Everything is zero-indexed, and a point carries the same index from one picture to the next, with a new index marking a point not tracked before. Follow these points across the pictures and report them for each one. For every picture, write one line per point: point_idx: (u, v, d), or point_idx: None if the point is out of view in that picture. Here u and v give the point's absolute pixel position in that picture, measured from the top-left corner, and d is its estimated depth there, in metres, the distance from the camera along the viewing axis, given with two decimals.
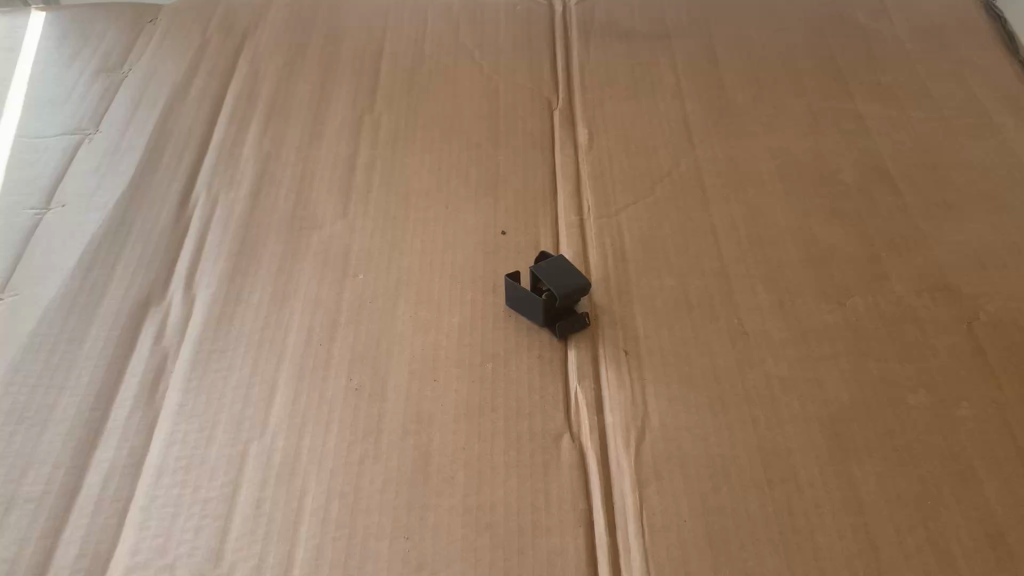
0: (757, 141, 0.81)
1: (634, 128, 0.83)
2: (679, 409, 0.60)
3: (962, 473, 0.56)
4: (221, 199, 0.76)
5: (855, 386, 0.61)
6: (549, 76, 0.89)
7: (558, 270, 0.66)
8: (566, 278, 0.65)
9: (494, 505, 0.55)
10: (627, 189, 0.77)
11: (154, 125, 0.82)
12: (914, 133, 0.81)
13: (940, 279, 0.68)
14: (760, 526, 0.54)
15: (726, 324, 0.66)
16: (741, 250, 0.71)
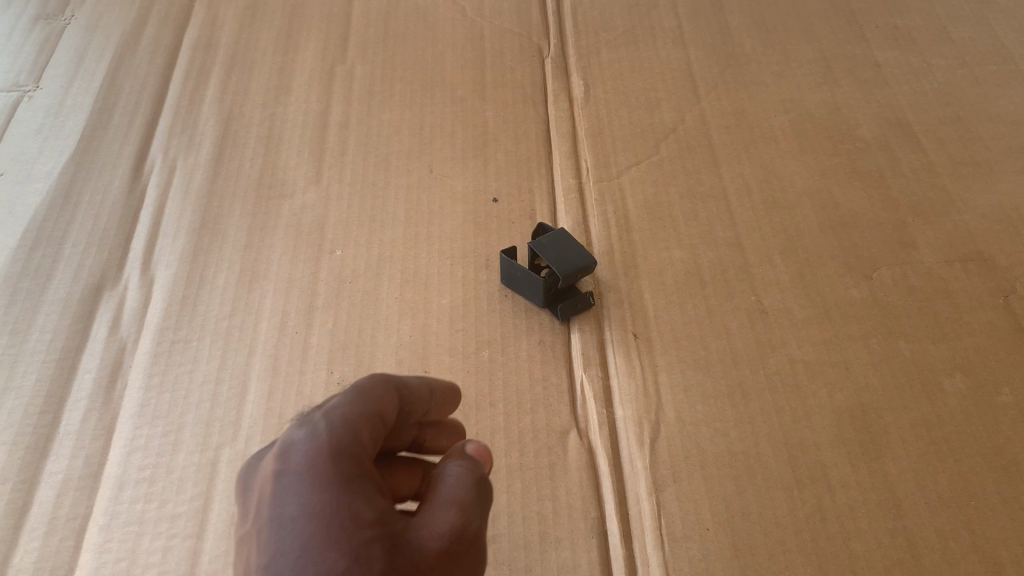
0: (767, 92, 0.75)
1: (634, 78, 0.76)
2: (696, 400, 0.55)
3: (1007, 468, 0.51)
4: (180, 165, 0.68)
5: (886, 370, 0.56)
6: (538, 20, 0.81)
7: (556, 243, 0.59)
8: (566, 252, 0.58)
9: (496, 516, 0.50)
10: (629, 148, 0.70)
11: (101, 81, 0.74)
12: (935, 82, 0.75)
13: (972, 247, 0.63)
14: (790, 533, 0.49)
15: (743, 301, 0.60)
16: (756, 216, 0.65)
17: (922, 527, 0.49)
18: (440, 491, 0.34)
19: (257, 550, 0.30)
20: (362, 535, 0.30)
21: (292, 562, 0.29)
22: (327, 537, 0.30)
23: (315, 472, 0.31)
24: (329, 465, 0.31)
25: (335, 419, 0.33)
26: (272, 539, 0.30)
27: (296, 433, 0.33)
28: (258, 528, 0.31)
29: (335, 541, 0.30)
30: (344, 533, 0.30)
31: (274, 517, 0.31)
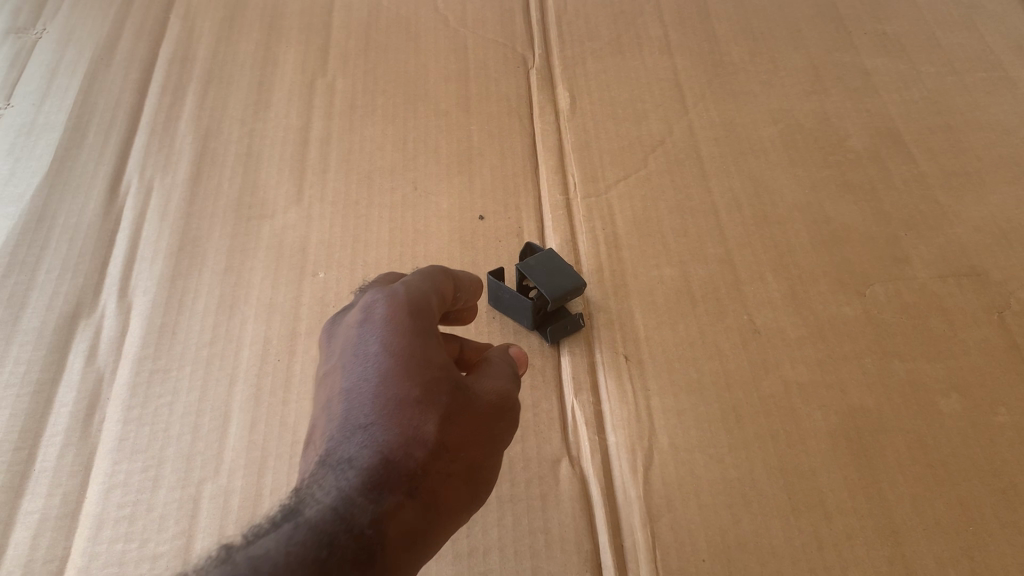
0: (755, 102, 0.74)
1: (621, 88, 0.75)
2: (689, 425, 0.54)
3: (1005, 492, 0.50)
4: (157, 185, 0.66)
5: (881, 391, 0.55)
6: (522, 30, 0.80)
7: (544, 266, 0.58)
8: (554, 275, 0.57)
9: (487, 550, 0.49)
10: (616, 161, 0.69)
11: (74, 98, 0.72)
12: (925, 90, 0.74)
13: (965, 262, 0.62)
14: (787, 563, 0.48)
15: (735, 320, 0.59)
16: (746, 231, 0.64)
17: (920, 554, 0.48)
18: (485, 373, 0.42)
19: (344, 375, 0.38)
20: (429, 379, 0.38)
21: (375, 388, 0.37)
22: (404, 373, 0.38)
23: (399, 319, 0.40)
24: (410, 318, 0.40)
25: (408, 289, 0.42)
26: (358, 371, 0.38)
27: (377, 295, 0.41)
28: (344, 362, 0.40)
29: (411, 379, 0.38)
30: (418, 373, 0.38)
31: (358, 353, 0.39)
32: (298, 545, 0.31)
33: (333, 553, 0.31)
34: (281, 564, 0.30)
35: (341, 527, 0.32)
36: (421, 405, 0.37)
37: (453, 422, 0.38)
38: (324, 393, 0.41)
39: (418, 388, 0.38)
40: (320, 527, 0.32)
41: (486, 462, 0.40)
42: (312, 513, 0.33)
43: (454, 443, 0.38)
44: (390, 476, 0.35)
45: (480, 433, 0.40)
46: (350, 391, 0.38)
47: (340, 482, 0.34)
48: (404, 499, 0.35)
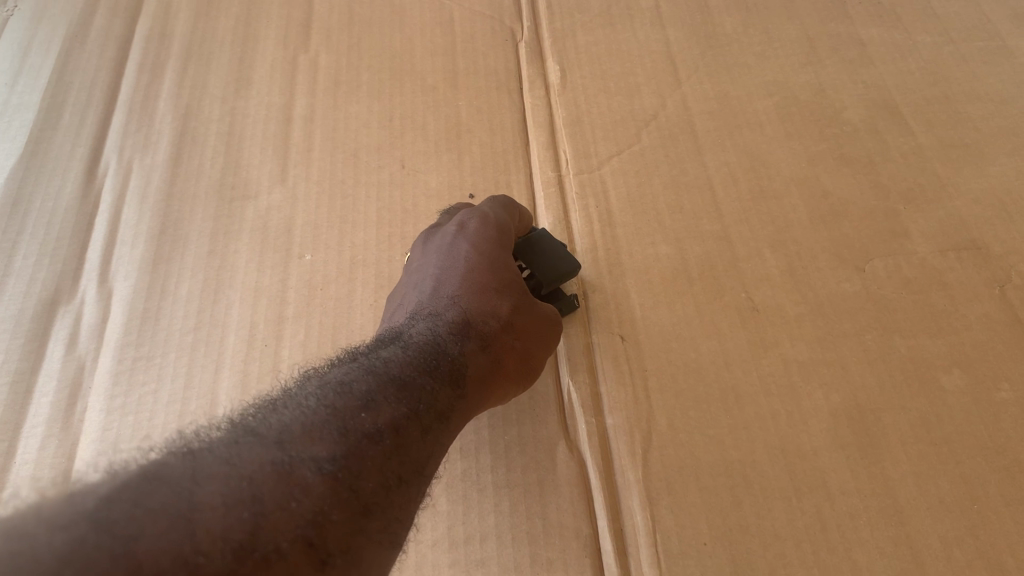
0: (750, 74, 0.72)
1: (612, 62, 0.73)
2: (688, 405, 0.53)
3: (1010, 468, 0.49)
4: (137, 166, 0.64)
5: (882, 368, 0.54)
6: (510, 2, 0.78)
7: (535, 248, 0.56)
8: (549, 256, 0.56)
9: (485, 537, 0.48)
10: (609, 137, 0.67)
11: (48, 77, 0.69)
12: (921, 60, 0.73)
13: (965, 235, 0.61)
14: (790, 545, 0.47)
15: (733, 298, 0.58)
16: (742, 207, 0.63)
17: (924, 533, 0.47)
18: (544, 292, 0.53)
19: (440, 260, 0.51)
20: (505, 276, 0.50)
21: (462, 271, 0.49)
22: (488, 270, 0.50)
23: (488, 228, 0.52)
24: (492, 232, 0.52)
25: (494, 212, 0.54)
26: (448, 261, 0.50)
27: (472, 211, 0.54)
28: (435, 259, 0.51)
29: (493, 273, 0.50)
30: (500, 269, 0.50)
31: (452, 248, 0.52)
32: (412, 353, 0.41)
33: (436, 369, 0.41)
34: (403, 360, 0.40)
35: (442, 354, 0.43)
36: (496, 292, 0.49)
37: (520, 313, 0.49)
38: (410, 282, 0.53)
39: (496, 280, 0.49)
40: (425, 349, 0.42)
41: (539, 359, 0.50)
42: (419, 338, 0.43)
43: (519, 328, 0.48)
44: (474, 332, 0.46)
45: (542, 333, 0.50)
46: (442, 270, 0.50)
47: (437, 326, 0.45)
48: (481, 348, 0.45)
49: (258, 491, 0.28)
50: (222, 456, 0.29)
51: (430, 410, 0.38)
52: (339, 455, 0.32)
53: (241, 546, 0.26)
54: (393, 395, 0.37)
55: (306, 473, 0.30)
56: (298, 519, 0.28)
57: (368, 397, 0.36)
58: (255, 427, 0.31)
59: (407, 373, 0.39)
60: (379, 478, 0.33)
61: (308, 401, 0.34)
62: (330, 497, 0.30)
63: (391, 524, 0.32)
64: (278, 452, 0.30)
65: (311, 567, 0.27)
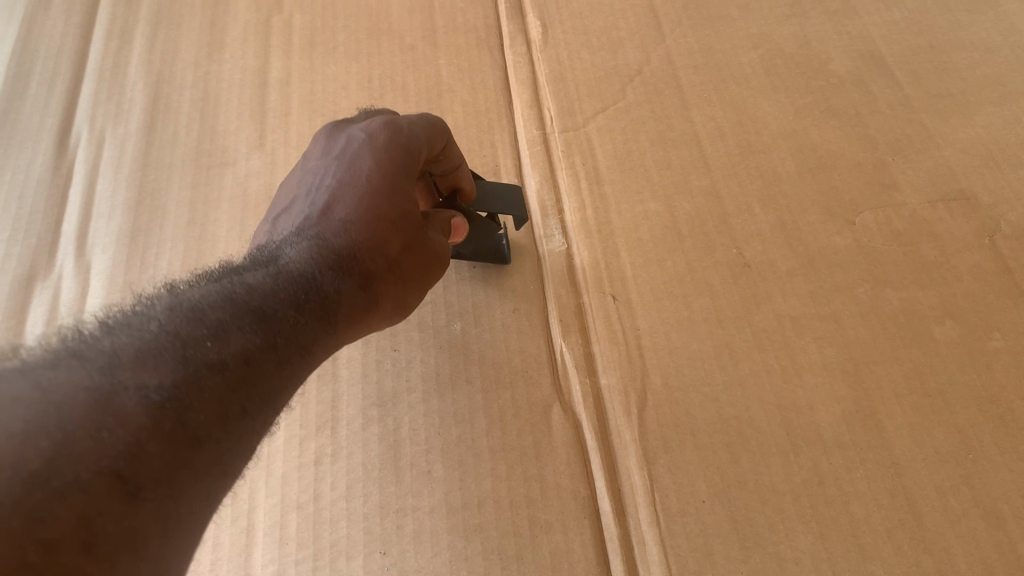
0: (733, 27, 0.71)
1: (593, 17, 0.72)
2: (682, 364, 0.52)
3: (1003, 418, 0.50)
4: (109, 136, 0.62)
5: (875, 321, 0.54)
6: None
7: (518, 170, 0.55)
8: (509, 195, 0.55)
9: (482, 502, 0.47)
10: (594, 93, 0.66)
11: (13, 45, 0.67)
12: (905, 10, 0.72)
13: (954, 185, 0.60)
14: (788, 500, 0.47)
15: (724, 254, 0.57)
16: (731, 162, 0.62)
17: (920, 485, 0.47)
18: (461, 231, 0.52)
19: (338, 175, 0.46)
20: (406, 205, 0.45)
21: (363, 192, 0.44)
22: (388, 195, 0.44)
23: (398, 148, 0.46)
24: (401, 153, 0.46)
25: (410, 129, 0.48)
26: (348, 182, 0.45)
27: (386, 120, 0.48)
28: (337, 173, 0.46)
29: (395, 199, 0.44)
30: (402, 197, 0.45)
31: (355, 163, 0.46)
32: (282, 280, 0.37)
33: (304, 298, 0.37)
34: (275, 287, 0.36)
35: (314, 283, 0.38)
36: (393, 222, 0.44)
37: (414, 249, 0.45)
38: (307, 185, 0.48)
39: (396, 207, 0.44)
40: (295, 277, 0.38)
41: (417, 296, 0.46)
42: (293, 263, 0.39)
43: (406, 268, 0.44)
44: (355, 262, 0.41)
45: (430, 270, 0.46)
46: (339, 186, 0.45)
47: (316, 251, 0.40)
48: (361, 287, 0.41)
49: (67, 416, 0.23)
50: (32, 376, 0.24)
51: (294, 341, 0.34)
52: (172, 384, 0.27)
53: (36, 477, 0.21)
54: (251, 324, 0.33)
55: (129, 401, 0.25)
56: (108, 451, 0.23)
57: (216, 321, 0.31)
58: (77, 349, 0.26)
59: (274, 301, 0.35)
60: (217, 410, 0.28)
61: (154, 321, 0.29)
62: (151, 427, 0.25)
63: (226, 462, 0.28)
64: (100, 377, 0.25)
65: (116, 502, 0.23)
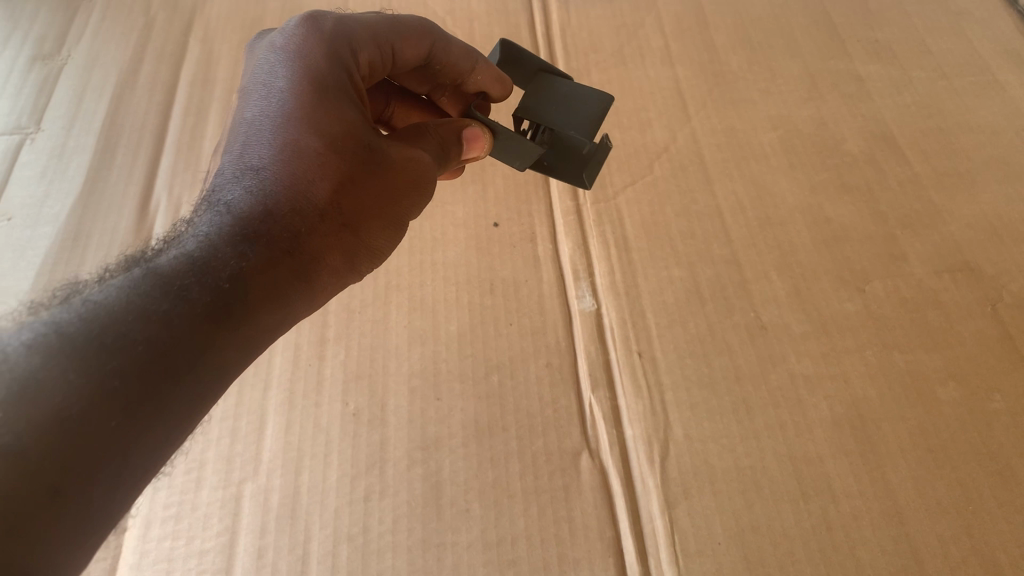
0: (755, 109, 0.77)
1: (625, 98, 0.78)
2: (702, 417, 0.57)
3: (1002, 473, 0.53)
4: (184, 202, 0.69)
5: (883, 381, 0.58)
6: (529, 44, 0.83)
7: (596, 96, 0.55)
8: (579, 122, 0.55)
9: (516, 539, 0.51)
10: (624, 169, 0.72)
11: (103, 122, 0.75)
12: (916, 94, 0.78)
13: (959, 257, 0.65)
14: (798, 544, 0.51)
15: (743, 317, 0.62)
16: (750, 233, 0.67)
17: (923, 532, 0.51)
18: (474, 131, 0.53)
19: (254, 112, 0.45)
20: (331, 141, 0.44)
21: (277, 142, 0.43)
22: (304, 138, 0.43)
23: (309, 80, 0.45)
24: (316, 86, 0.45)
25: (321, 59, 0.47)
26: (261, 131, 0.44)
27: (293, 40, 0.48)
28: (251, 120, 0.45)
29: (318, 130, 0.44)
30: (322, 133, 0.44)
31: (265, 106, 0.45)
32: (162, 271, 0.35)
33: (214, 265, 0.37)
34: (151, 278, 0.34)
35: (230, 246, 0.38)
36: (318, 168, 0.43)
37: (359, 182, 0.45)
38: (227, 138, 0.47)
39: (318, 144, 0.43)
40: (190, 258, 0.37)
41: (370, 234, 0.46)
42: (187, 249, 0.37)
43: (342, 213, 0.44)
44: (283, 211, 0.41)
45: (387, 202, 0.47)
46: (253, 135, 0.44)
47: (232, 209, 0.40)
48: (280, 252, 0.40)
49: None
50: None
51: (171, 327, 0.33)
52: None
53: None
54: (99, 343, 0.31)
55: None
56: None
57: (48, 351, 0.29)
58: None
59: (145, 295, 0.33)
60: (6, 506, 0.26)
61: None
62: None
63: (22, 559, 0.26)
64: None
65: None
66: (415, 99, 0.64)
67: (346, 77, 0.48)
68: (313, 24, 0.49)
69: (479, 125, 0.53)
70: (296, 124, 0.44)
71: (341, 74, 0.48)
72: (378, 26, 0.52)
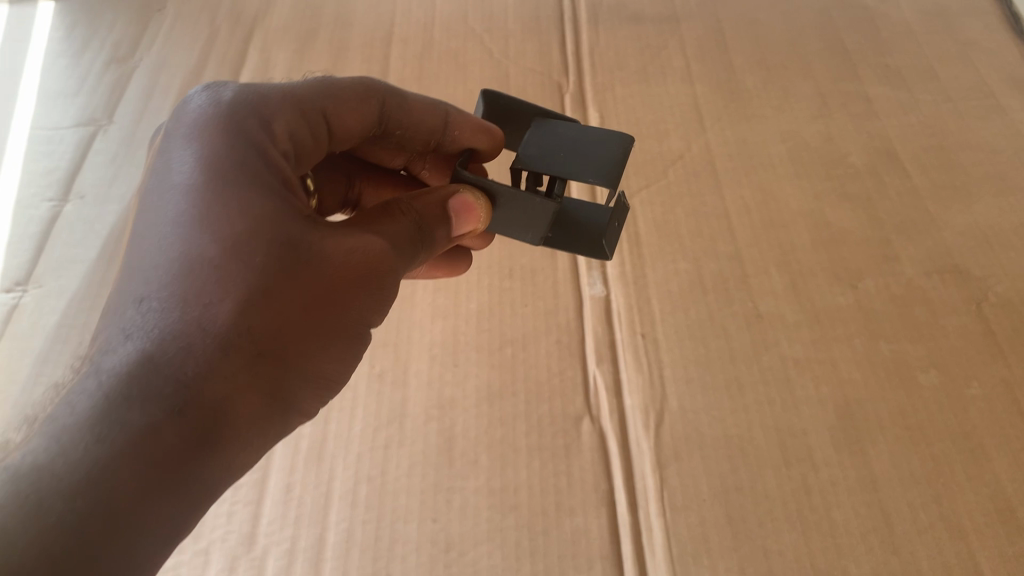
0: (766, 124, 0.82)
1: (645, 111, 0.84)
2: (696, 391, 0.61)
3: (973, 451, 0.58)
4: None
5: (868, 367, 0.62)
6: (559, 59, 0.89)
7: (612, 139, 0.52)
8: (598, 164, 0.50)
9: (518, 487, 0.57)
10: (640, 173, 0.78)
11: (168, 117, 0.83)
12: (921, 115, 0.82)
13: (949, 261, 0.69)
14: (777, 504, 0.55)
15: (741, 307, 0.67)
16: (754, 234, 0.72)
17: (894, 500, 0.56)
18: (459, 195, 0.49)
19: (143, 238, 0.39)
20: (230, 260, 0.38)
21: (164, 277, 0.37)
22: (196, 264, 0.37)
23: (199, 187, 0.39)
24: (207, 195, 0.39)
25: (213, 154, 0.41)
26: (146, 264, 0.37)
27: (181, 141, 0.42)
28: (140, 246, 0.39)
29: (213, 243, 0.38)
30: (218, 251, 0.38)
31: (152, 228, 0.39)
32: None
33: (65, 479, 0.31)
34: None
35: (82, 445, 0.32)
36: (213, 299, 0.37)
37: (277, 298, 0.38)
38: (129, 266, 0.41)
39: (212, 268, 0.37)
40: (31, 477, 0.31)
41: (306, 353, 0.40)
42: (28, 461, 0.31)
43: (256, 347, 0.37)
44: (165, 364, 0.34)
45: (320, 313, 0.41)
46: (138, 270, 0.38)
47: (100, 378, 0.34)
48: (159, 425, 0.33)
49: None
50: None
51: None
52: None
53: None
54: None
55: None
56: None
57: None
58: None
59: None
60: None
61: None
62: None
63: None
64: None
65: None
66: (389, 173, 0.64)
67: (258, 166, 0.42)
68: (213, 101, 0.43)
69: (469, 192, 0.49)
70: (189, 228, 0.38)
71: (251, 152, 0.42)
72: (305, 94, 0.49)
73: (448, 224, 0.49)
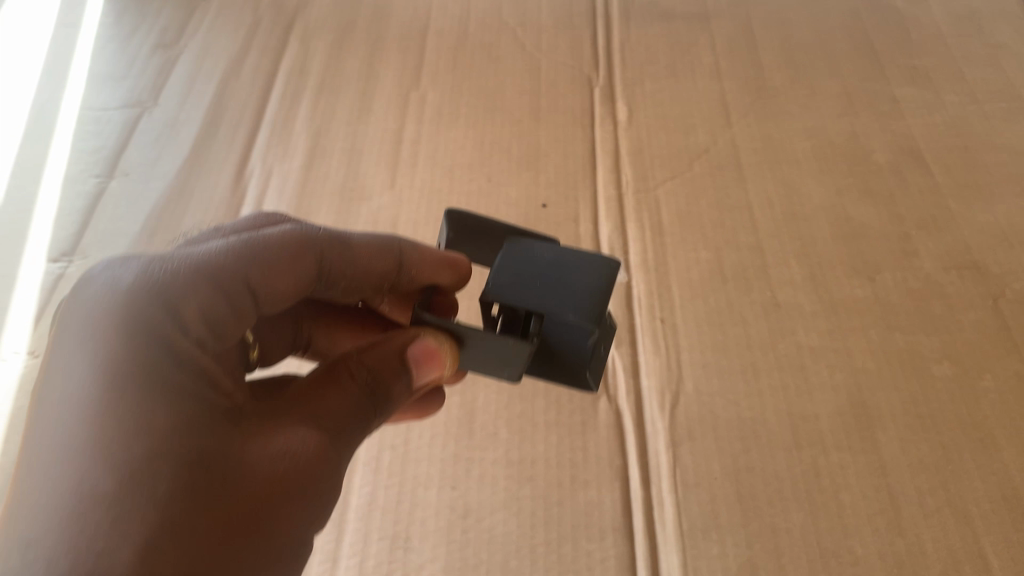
0: (792, 121, 0.83)
1: (672, 105, 0.85)
2: (712, 374, 0.63)
3: (982, 440, 0.59)
4: (275, 170, 0.79)
5: (883, 357, 0.64)
6: (590, 54, 0.91)
7: (592, 266, 0.49)
8: (577, 298, 0.46)
9: (535, 460, 0.59)
10: (666, 165, 0.80)
11: (210, 100, 0.86)
12: (947, 115, 0.83)
13: (968, 257, 0.70)
14: (787, 485, 0.57)
15: (760, 296, 0.68)
16: (775, 226, 0.74)
17: (902, 485, 0.57)
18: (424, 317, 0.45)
19: (28, 477, 0.34)
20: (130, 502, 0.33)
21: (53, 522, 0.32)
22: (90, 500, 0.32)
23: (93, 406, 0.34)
24: (105, 408, 0.34)
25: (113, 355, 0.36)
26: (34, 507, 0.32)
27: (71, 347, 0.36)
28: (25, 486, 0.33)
29: (112, 472, 0.33)
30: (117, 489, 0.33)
31: (40, 462, 0.34)
32: None
33: None
34: None
35: None
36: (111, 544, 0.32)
37: (193, 539, 0.34)
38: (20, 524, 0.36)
39: (107, 506, 0.32)
40: None
41: None
42: None
43: None
44: None
45: (249, 547, 0.35)
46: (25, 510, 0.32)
47: None
48: None
49: None
50: None
51: None
52: None
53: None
54: None
55: None
56: None
57: None
58: None
59: None
60: None
61: None
62: None
63: None
64: None
65: None
66: (347, 309, 0.59)
67: (168, 375, 0.37)
68: (110, 279, 0.38)
69: (431, 336, 0.44)
70: (76, 457, 0.33)
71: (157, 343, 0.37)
72: (228, 258, 0.42)
73: (407, 374, 0.44)
